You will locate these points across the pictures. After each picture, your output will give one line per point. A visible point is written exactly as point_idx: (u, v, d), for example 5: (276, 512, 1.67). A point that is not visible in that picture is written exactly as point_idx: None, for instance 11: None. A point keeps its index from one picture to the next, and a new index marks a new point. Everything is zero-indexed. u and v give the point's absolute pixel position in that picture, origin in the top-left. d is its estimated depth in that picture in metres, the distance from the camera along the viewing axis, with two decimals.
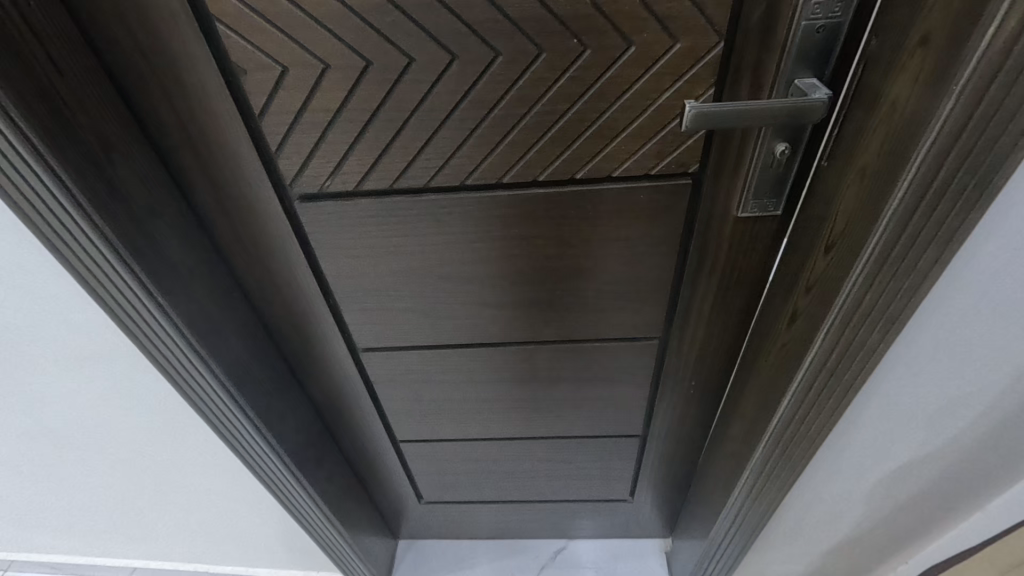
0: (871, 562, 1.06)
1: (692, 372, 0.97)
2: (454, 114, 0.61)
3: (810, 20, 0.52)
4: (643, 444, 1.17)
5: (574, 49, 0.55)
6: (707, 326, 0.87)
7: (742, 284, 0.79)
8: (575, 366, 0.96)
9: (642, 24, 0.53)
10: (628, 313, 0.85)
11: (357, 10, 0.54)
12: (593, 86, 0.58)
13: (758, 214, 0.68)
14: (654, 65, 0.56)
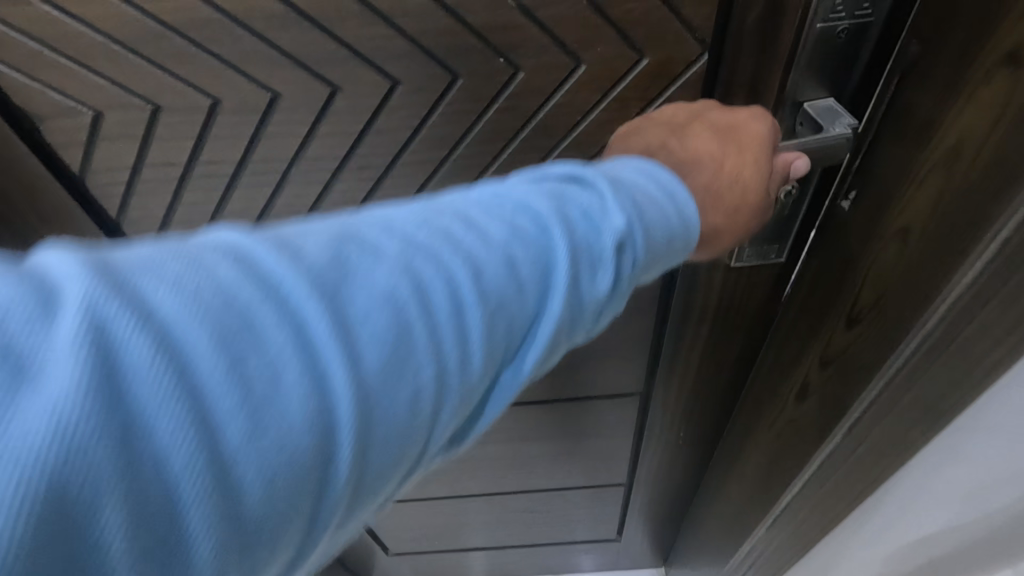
0: None
1: (679, 424, 0.84)
2: (349, 162, 0.44)
3: (828, 22, 0.36)
4: (628, 492, 1.04)
5: (502, 72, 0.40)
6: (692, 378, 0.74)
7: (736, 336, 0.66)
8: (544, 423, 0.83)
9: (594, 35, 0.39)
10: (600, 365, 0.72)
11: (181, 29, 0.37)
12: (532, 119, 0.42)
13: (757, 262, 0.53)
14: (615, 89, 0.41)
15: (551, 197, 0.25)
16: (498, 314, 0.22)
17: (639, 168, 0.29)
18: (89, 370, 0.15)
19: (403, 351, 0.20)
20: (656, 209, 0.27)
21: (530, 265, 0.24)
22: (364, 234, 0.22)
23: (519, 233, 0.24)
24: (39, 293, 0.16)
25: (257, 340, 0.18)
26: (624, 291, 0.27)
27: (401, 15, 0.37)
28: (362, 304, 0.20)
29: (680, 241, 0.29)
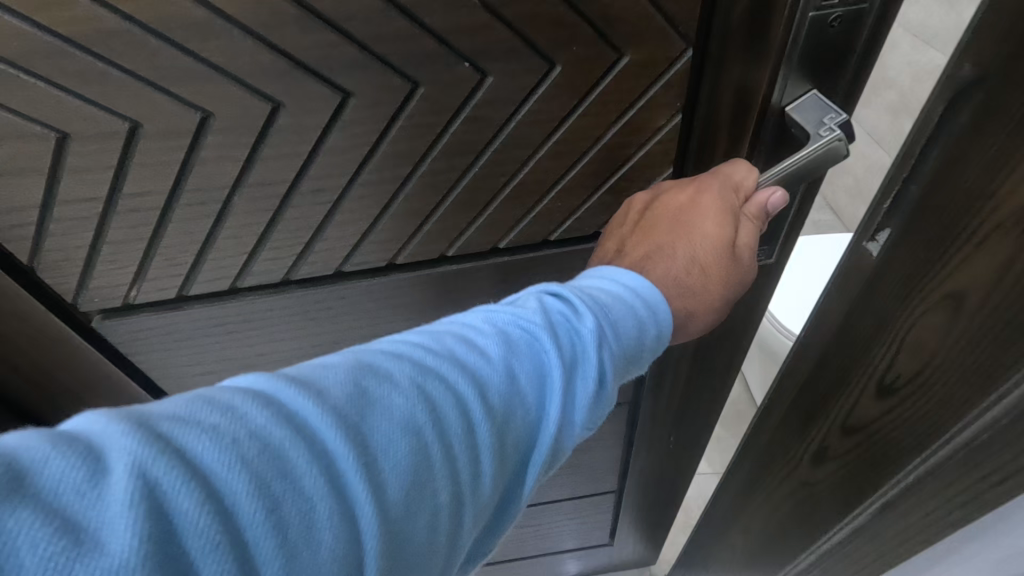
0: None
1: (670, 429, 0.81)
2: (301, 185, 0.40)
3: (820, 10, 0.33)
4: (619, 503, 1.01)
5: (470, 79, 0.36)
6: (686, 380, 0.72)
7: (728, 332, 0.64)
8: None
9: (569, 34, 0.34)
10: None
11: (82, 42, 0.30)
12: (506, 128, 0.39)
13: None
14: (594, 91, 0.38)
15: (536, 315, 0.31)
16: (494, 423, 0.27)
17: (605, 279, 0.35)
18: (149, 515, 0.18)
19: (420, 473, 0.24)
20: (622, 319, 0.33)
21: (524, 371, 0.29)
22: (381, 365, 0.26)
23: (510, 351, 0.29)
24: (119, 446, 0.20)
25: (304, 469, 0.21)
26: (606, 399, 0.32)
27: (349, 18, 0.32)
28: (390, 426, 0.24)
29: (648, 343, 0.34)
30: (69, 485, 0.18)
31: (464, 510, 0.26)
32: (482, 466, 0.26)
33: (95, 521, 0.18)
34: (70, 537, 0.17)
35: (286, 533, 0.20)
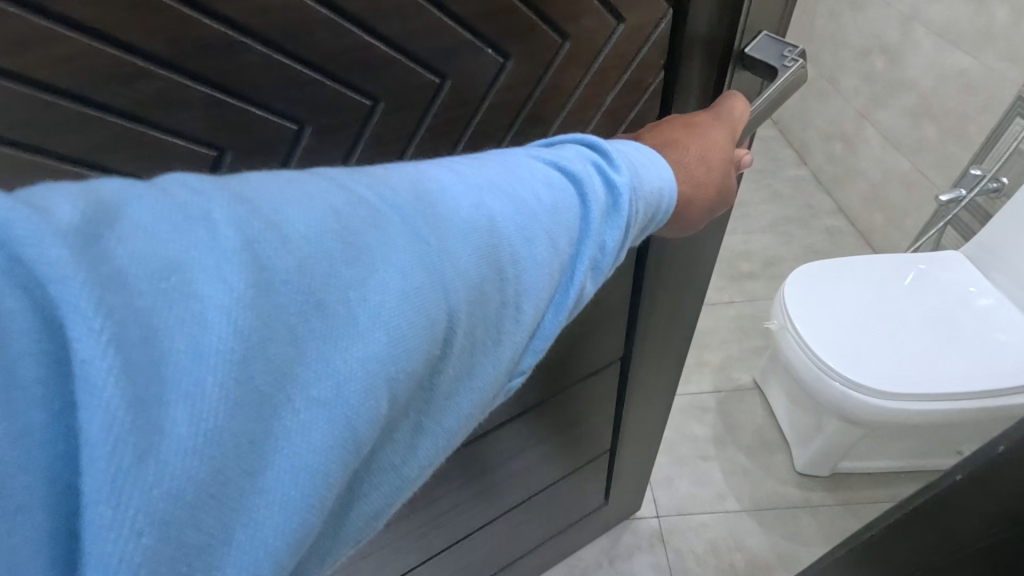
0: (883, 453, 1.29)
1: (648, 374, 0.90)
2: None
3: None
4: (612, 467, 1.07)
5: (492, 63, 0.40)
6: (660, 321, 0.81)
7: (688, 265, 0.75)
8: (545, 423, 0.81)
9: (579, 11, 0.41)
10: (589, 344, 0.75)
11: (85, 94, 0.30)
12: (526, 105, 0.44)
13: None
14: (597, 59, 0.45)
15: (577, 162, 0.34)
16: (545, 239, 0.30)
17: (629, 146, 0.38)
18: (257, 256, 0.21)
19: (483, 264, 0.27)
20: (646, 177, 0.36)
21: (569, 202, 0.32)
22: (442, 176, 0.29)
23: (558, 186, 0.32)
24: (209, 202, 0.22)
25: (388, 241, 0.24)
26: (627, 249, 0.36)
27: (382, 17, 0.34)
28: (461, 227, 0.27)
29: (658, 210, 0.38)
30: (167, 225, 0.21)
31: (513, 316, 0.29)
32: (529, 277, 0.30)
33: (200, 251, 0.20)
34: (175, 265, 0.20)
35: (374, 296, 0.23)
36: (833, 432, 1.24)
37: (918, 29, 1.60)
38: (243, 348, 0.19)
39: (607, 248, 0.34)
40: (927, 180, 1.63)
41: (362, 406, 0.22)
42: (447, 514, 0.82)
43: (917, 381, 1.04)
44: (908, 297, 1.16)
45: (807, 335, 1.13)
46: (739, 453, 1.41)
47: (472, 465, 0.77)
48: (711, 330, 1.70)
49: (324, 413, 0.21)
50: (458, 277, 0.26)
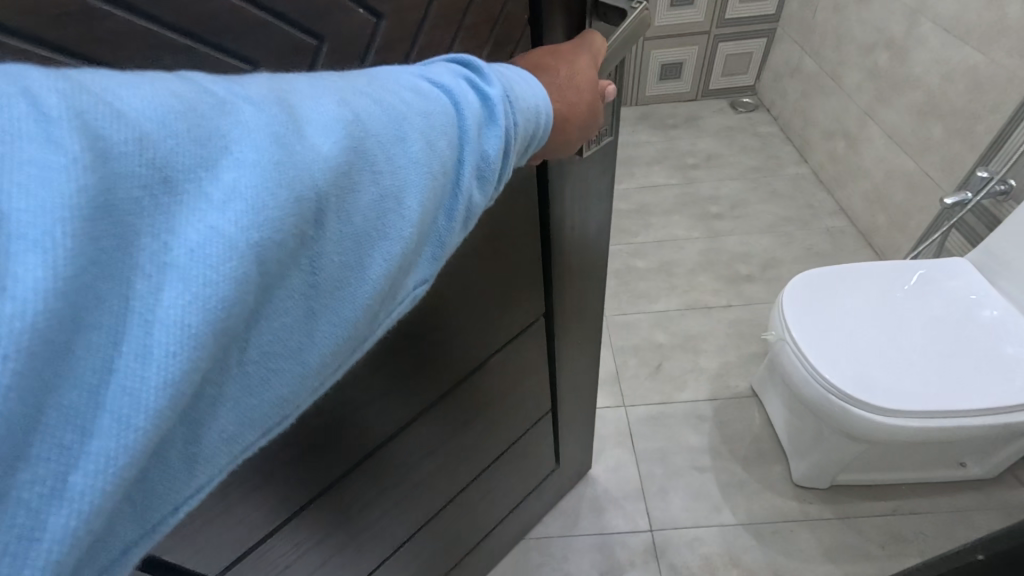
0: (887, 466, 1.25)
1: (571, 325, 0.97)
2: None
3: None
4: (555, 428, 1.14)
5: (366, 23, 0.42)
6: (572, 274, 0.87)
7: (585, 213, 0.82)
8: (485, 387, 0.86)
9: None
10: (512, 307, 0.80)
11: None
12: (405, 65, 0.46)
13: (595, 145, 0.72)
14: (462, 20, 0.49)
15: (444, 85, 0.35)
16: (418, 139, 0.31)
17: (502, 75, 0.39)
18: (94, 130, 0.20)
19: (350, 152, 0.27)
20: (517, 93, 0.39)
21: (437, 111, 0.33)
22: (297, 83, 0.29)
23: (426, 100, 0.33)
24: (31, 82, 0.21)
25: (243, 122, 0.24)
26: (508, 161, 0.38)
27: None
28: (319, 118, 0.27)
29: (535, 130, 0.41)
30: None
31: (395, 211, 0.30)
32: (407, 176, 0.30)
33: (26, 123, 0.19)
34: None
35: (231, 173, 0.23)
36: (833, 444, 1.21)
37: (924, 24, 1.55)
38: (86, 213, 0.19)
39: (485, 156, 0.36)
40: (931, 181, 1.58)
41: (228, 274, 0.22)
42: (408, 501, 0.84)
43: (915, 396, 1.00)
44: (908, 304, 1.13)
45: (807, 346, 1.09)
46: (736, 465, 1.37)
47: (422, 444, 0.79)
48: (708, 334, 1.66)
49: (185, 276, 0.22)
50: (327, 162, 0.26)
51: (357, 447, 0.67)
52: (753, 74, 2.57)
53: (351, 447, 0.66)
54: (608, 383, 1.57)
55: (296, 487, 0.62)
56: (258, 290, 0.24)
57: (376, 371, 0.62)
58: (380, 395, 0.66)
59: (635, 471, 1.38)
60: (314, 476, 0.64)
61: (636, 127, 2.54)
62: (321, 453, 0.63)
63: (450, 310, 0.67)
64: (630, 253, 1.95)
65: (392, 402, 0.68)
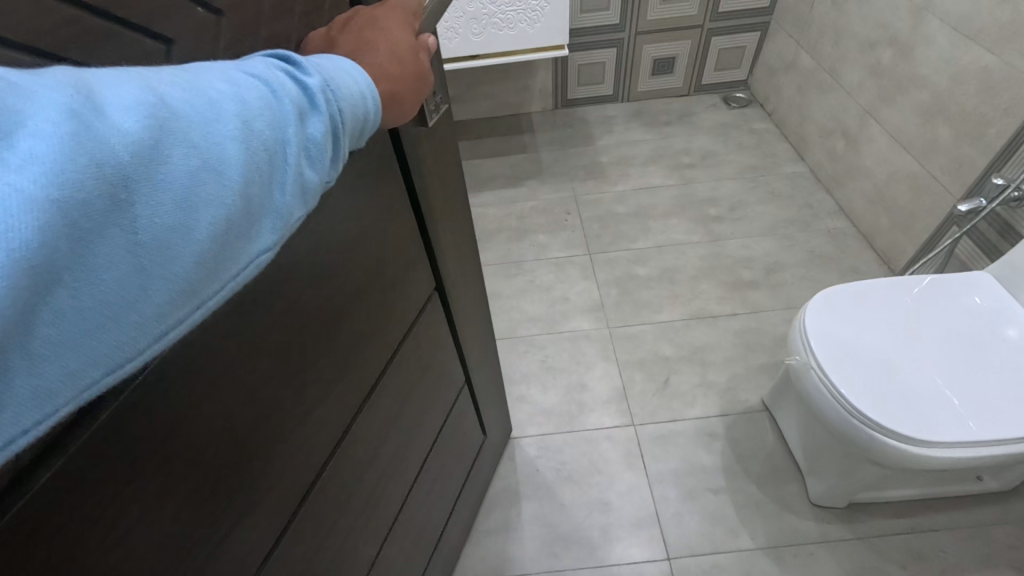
0: (903, 482, 1.22)
1: (463, 294, 0.94)
2: None
3: None
4: (474, 401, 1.14)
5: (208, 22, 0.38)
6: (450, 244, 0.85)
7: (448, 182, 0.78)
8: (408, 376, 0.82)
9: None
10: (412, 289, 0.76)
11: None
12: None
13: (437, 114, 0.68)
14: (297, 5, 0.45)
15: (264, 71, 0.36)
16: (235, 121, 0.32)
17: (331, 63, 0.40)
18: None
19: (155, 129, 0.28)
20: (338, 79, 0.39)
21: (257, 96, 0.34)
22: (100, 71, 0.29)
23: (243, 85, 0.34)
24: None
25: (36, 99, 0.25)
26: (338, 144, 0.40)
27: None
28: (123, 101, 0.28)
29: (365, 117, 0.42)
30: None
31: (218, 183, 0.31)
32: (228, 152, 0.31)
33: None
34: None
35: (29, 142, 0.24)
36: (867, 474, 1.17)
37: (931, 21, 1.51)
38: None
39: (314, 137, 0.37)
40: (940, 185, 1.55)
41: (34, 227, 0.23)
42: (365, 518, 0.78)
43: (944, 423, 0.97)
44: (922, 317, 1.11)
45: (831, 368, 1.05)
46: (751, 484, 1.33)
47: (366, 451, 0.74)
48: (714, 346, 1.62)
49: None
50: (131, 138, 0.27)
51: (303, 471, 0.61)
52: (745, 68, 2.51)
53: (298, 473, 0.61)
54: (615, 400, 1.52)
55: (262, 527, 0.57)
56: (68, 245, 0.25)
57: (301, 383, 0.57)
58: (312, 409, 0.60)
59: (648, 495, 1.34)
60: (269, 514, 0.58)
61: (629, 125, 2.47)
62: (271, 487, 0.57)
63: (353, 302, 0.62)
64: (630, 259, 1.89)
65: (325, 414, 0.63)
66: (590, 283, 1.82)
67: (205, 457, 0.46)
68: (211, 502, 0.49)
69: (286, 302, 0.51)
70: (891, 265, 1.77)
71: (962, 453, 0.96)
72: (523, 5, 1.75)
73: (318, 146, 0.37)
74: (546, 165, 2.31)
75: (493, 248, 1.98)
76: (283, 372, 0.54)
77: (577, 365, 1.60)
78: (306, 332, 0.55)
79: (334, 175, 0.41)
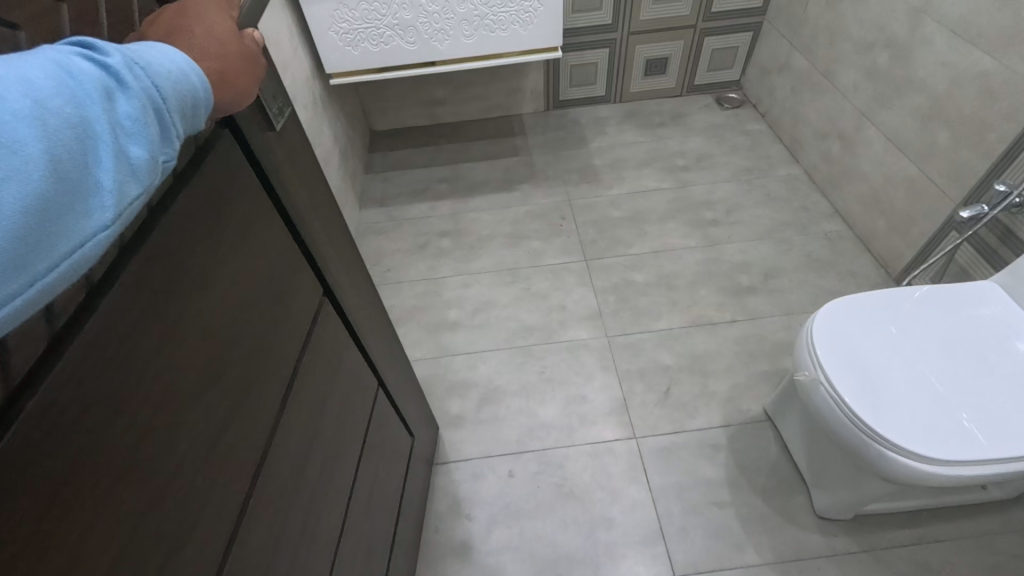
0: (908, 496, 1.20)
1: (356, 304, 0.89)
2: None
3: None
4: (394, 406, 1.10)
5: (8, 39, 0.34)
6: (332, 252, 0.80)
7: (311, 188, 0.73)
8: (321, 386, 0.77)
9: None
10: (304, 295, 0.71)
11: None
12: None
13: (282, 117, 0.63)
14: (102, 15, 0.41)
15: (52, 52, 0.31)
16: (17, 99, 0.28)
17: (145, 44, 0.36)
18: None
19: None
20: (152, 57, 0.35)
21: (49, 75, 0.29)
22: None
23: (23, 66, 0.29)
24: None
25: None
26: (169, 123, 0.35)
27: None
28: None
29: (197, 93, 0.38)
30: None
31: (11, 159, 0.26)
32: (17, 130, 0.27)
33: None
34: None
35: None
36: (874, 489, 1.14)
37: (930, 23, 1.49)
38: None
39: (133, 112, 0.33)
40: (938, 189, 1.54)
41: None
42: (307, 541, 0.73)
43: (953, 440, 0.94)
44: (920, 325, 1.10)
45: (838, 382, 1.03)
46: (756, 497, 1.31)
47: (291, 463, 0.69)
48: (714, 354, 1.59)
49: None
50: None
51: (230, 497, 0.56)
52: (738, 69, 2.50)
53: (229, 492, 0.56)
54: (615, 412, 1.49)
55: (203, 557, 0.51)
56: None
57: (207, 403, 0.52)
58: (225, 429, 0.55)
59: (652, 510, 1.31)
60: (207, 541, 0.52)
61: (622, 126, 2.43)
62: (203, 511, 0.51)
63: (242, 314, 0.57)
64: (627, 265, 1.86)
65: (240, 435, 0.58)
66: (587, 290, 1.79)
67: (121, 484, 0.41)
68: (140, 533, 0.43)
69: (168, 320, 0.46)
70: (889, 268, 1.76)
71: (977, 470, 0.93)
72: (516, 6, 1.70)
73: (144, 122, 0.33)
74: (539, 167, 2.27)
75: (488, 254, 1.94)
76: (186, 391, 0.49)
77: (577, 376, 1.57)
78: (199, 349, 0.50)
79: (175, 156, 0.36)
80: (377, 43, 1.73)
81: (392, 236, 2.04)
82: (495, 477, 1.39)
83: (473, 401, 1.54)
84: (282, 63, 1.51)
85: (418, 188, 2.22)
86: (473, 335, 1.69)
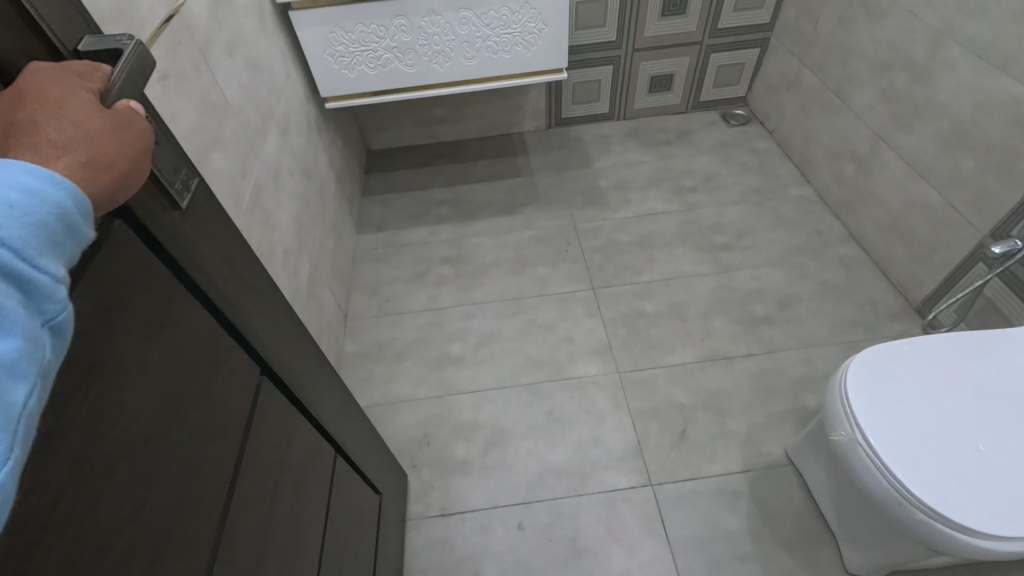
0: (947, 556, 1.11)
1: (305, 373, 0.80)
2: None
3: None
4: (356, 471, 1.01)
5: None
6: (271, 330, 0.70)
7: (241, 266, 0.62)
8: (267, 476, 0.68)
9: None
10: (236, 383, 0.62)
11: None
12: None
13: (190, 192, 0.53)
14: None
15: None
16: None
17: None
18: None
19: None
20: None
21: None
22: None
23: None
24: None
25: None
26: (36, 278, 0.30)
27: None
28: None
29: (62, 221, 0.32)
30: None
31: None
32: None
33: None
34: None
35: None
36: (912, 550, 1.06)
37: (952, 47, 1.43)
38: None
39: None
40: (962, 218, 1.47)
41: None
42: None
43: (986, 508, 0.88)
44: (957, 373, 1.04)
45: (875, 440, 0.96)
46: (782, 551, 1.24)
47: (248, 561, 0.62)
48: (731, 391, 1.52)
49: None
50: None
51: None
52: (744, 85, 2.44)
53: None
54: (629, 456, 1.41)
55: None
56: None
57: (128, 542, 0.43)
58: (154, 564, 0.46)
59: (671, 565, 1.23)
60: None
61: (626, 145, 2.37)
62: None
63: (165, 422, 0.49)
64: (636, 294, 1.79)
65: (175, 564, 0.49)
66: (595, 321, 1.72)
67: None
68: None
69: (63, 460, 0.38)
70: (908, 297, 1.70)
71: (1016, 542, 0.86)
72: (520, 28, 1.64)
73: None
74: (543, 189, 2.19)
75: (491, 283, 1.86)
76: (106, 527, 0.42)
77: (587, 417, 1.49)
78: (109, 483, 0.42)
79: (54, 308, 0.31)
80: (374, 66, 1.65)
81: (391, 263, 1.96)
82: (504, 530, 1.31)
83: (479, 444, 1.46)
84: (275, 90, 1.44)
85: (417, 211, 2.14)
86: (476, 372, 1.61)
